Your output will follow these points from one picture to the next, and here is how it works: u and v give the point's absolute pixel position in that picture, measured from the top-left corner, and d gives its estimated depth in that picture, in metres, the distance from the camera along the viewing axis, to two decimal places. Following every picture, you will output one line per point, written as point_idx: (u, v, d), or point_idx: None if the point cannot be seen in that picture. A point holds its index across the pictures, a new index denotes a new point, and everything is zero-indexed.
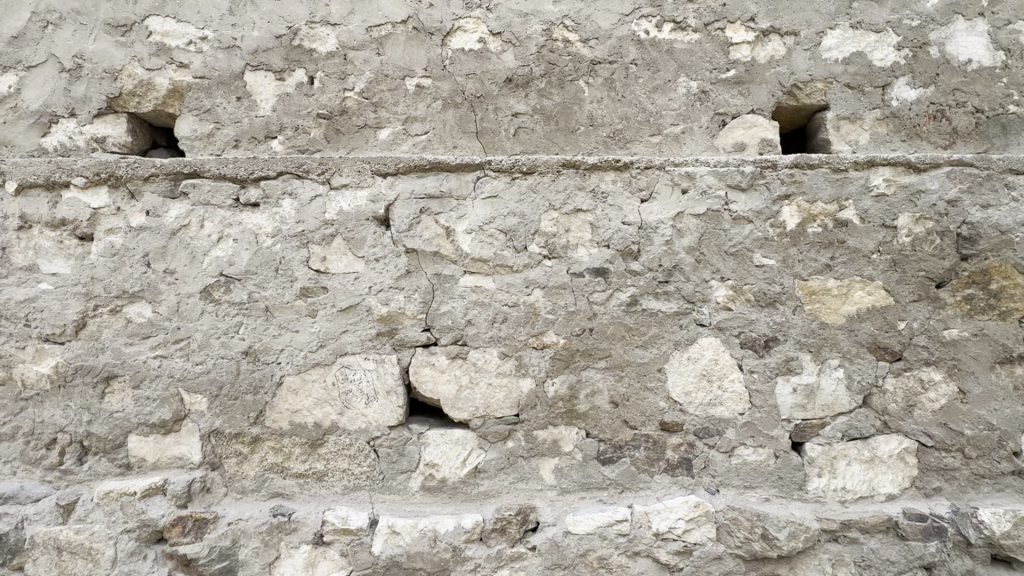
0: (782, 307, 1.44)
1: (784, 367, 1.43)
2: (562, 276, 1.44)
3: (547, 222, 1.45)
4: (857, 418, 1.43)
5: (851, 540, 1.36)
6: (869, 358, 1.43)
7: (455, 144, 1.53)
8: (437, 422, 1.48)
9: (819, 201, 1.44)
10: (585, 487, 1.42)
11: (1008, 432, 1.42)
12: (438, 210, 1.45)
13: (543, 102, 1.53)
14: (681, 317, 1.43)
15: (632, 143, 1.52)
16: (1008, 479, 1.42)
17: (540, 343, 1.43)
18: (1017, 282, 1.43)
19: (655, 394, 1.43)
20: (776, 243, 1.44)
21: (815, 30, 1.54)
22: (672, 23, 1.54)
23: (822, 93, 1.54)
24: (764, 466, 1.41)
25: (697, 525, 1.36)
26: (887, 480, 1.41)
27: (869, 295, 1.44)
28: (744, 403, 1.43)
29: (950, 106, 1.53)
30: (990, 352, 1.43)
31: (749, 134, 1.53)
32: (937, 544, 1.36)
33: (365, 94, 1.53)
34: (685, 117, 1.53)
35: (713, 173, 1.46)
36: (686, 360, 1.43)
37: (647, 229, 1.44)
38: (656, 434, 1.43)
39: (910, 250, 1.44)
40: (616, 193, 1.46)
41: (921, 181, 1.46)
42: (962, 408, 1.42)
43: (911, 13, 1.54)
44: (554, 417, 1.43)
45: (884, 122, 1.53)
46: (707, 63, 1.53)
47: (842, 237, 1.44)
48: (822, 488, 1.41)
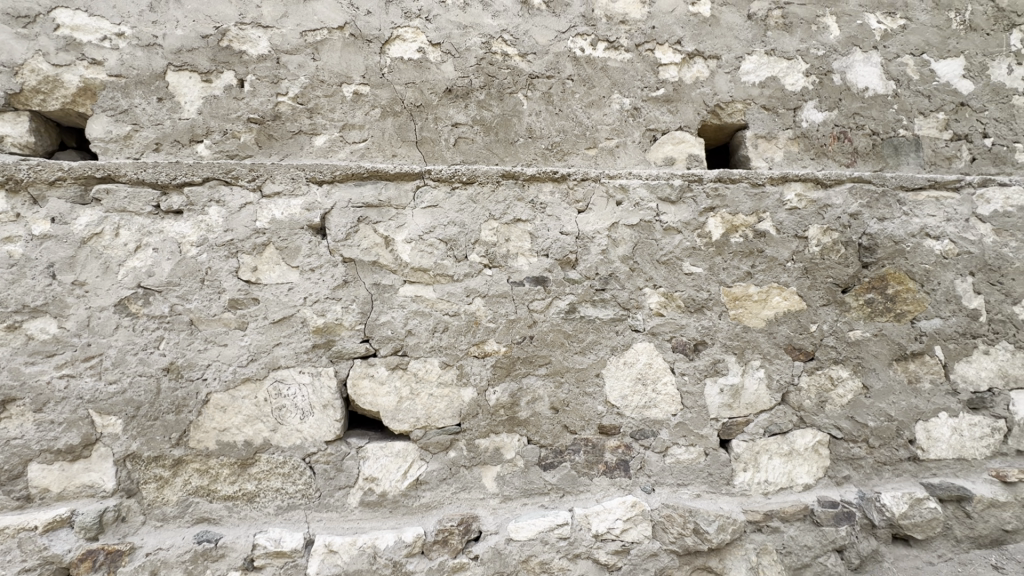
0: (709, 312, 1.53)
1: (712, 369, 1.52)
2: (503, 285, 1.46)
3: (486, 231, 1.46)
4: (776, 415, 1.54)
5: (773, 529, 1.46)
6: (786, 358, 1.55)
7: (394, 153, 1.51)
8: (377, 435, 1.45)
9: (740, 213, 1.55)
10: (526, 493, 1.44)
11: (904, 422, 1.57)
12: (377, 219, 1.43)
13: (482, 113, 1.55)
14: (617, 323, 1.49)
15: (570, 155, 1.57)
16: (905, 464, 1.57)
17: (481, 351, 1.44)
18: (909, 287, 1.60)
19: (593, 399, 1.47)
20: (703, 251, 1.53)
21: (735, 55, 1.66)
22: (605, 42, 1.61)
23: (742, 113, 1.66)
24: (695, 463, 1.49)
25: (634, 524, 1.41)
26: (804, 471, 1.53)
27: (785, 300, 1.56)
28: (676, 404, 1.50)
29: (851, 128, 1.69)
30: (888, 350, 1.59)
31: (677, 149, 1.62)
32: (847, 527, 1.48)
33: (299, 99, 1.48)
34: (619, 132, 1.60)
35: (645, 186, 1.53)
36: (622, 365, 1.49)
37: (584, 238, 1.49)
38: (595, 438, 1.47)
39: (819, 259, 1.58)
40: (553, 203, 1.50)
41: (828, 196, 1.60)
42: (865, 402, 1.57)
43: (817, 44, 1.70)
44: (496, 425, 1.44)
45: (796, 141, 1.67)
46: (639, 81, 1.62)
47: (761, 246, 1.55)
48: (747, 481, 1.50)
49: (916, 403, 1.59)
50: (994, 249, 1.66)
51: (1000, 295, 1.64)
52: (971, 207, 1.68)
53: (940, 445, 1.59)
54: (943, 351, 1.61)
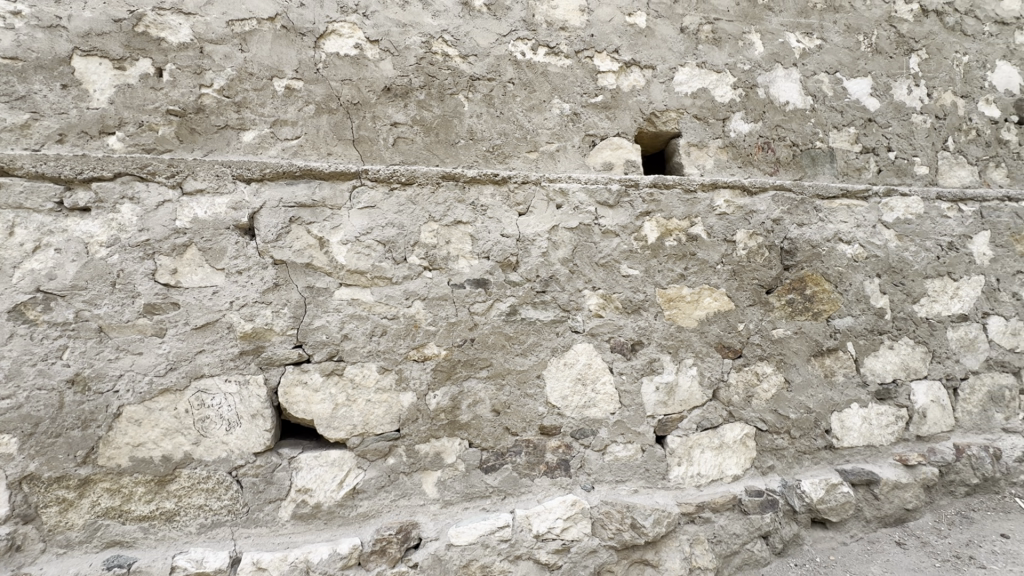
0: (645, 313, 1.58)
1: (648, 368, 1.57)
2: (443, 287, 1.44)
3: (426, 233, 1.44)
4: (708, 410, 1.61)
5: (705, 520, 1.52)
6: (716, 356, 1.63)
7: (330, 151, 1.46)
8: (312, 444, 1.39)
9: (673, 217, 1.62)
10: (467, 498, 1.42)
11: (821, 413, 1.69)
12: (311, 219, 1.38)
13: (422, 113, 1.53)
14: (557, 325, 1.51)
15: (511, 158, 1.58)
16: (822, 453, 1.69)
17: (421, 355, 1.42)
18: (824, 288, 1.73)
19: (534, 400, 1.48)
20: (639, 254, 1.58)
21: (669, 66, 1.73)
22: (546, 47, 1.63)
23: (675, 122, 1.73)
24: (632, 460, 1.53)
25: (573, 523, 1.43)
26: (733, 463, 1.61)
27: (715, 301, 1.63)
28: (614, 403, 1.54)
29: (774, 139, 1.80)
30: (807, 347, 1.70)
31: (615, 155, 1.67)
32: (771, 514, 1.57)
33: (226, 92, 1.40)
34: (559, 136, 1.62)
35: (584, 190, 1.56)
36: (563, 366, 1.51)
37: (525, 241, 1.50)
38: (535, 439, 1.48)
39: (746, 261, 1.67)
40: (494, 206, 1.50)
41: (753, 202, 1.70)
42: (787, 396, 1.67)
43: (744, 59, 1.80)
44: (436, 429, 1.42)
45: (725, 150, 1.76)
46: (578, 87, 1.65)
47: (693, 249, 1.62)
48: (681, 475, 1.56)
49: (832, 395, 1.71)
50: (897, 253, 1.82)
51: (901, 295, 1.81)
52: (878, 214, 1.83)
53: (852, 434, 1.72)
54: (854, 346, 1.74)
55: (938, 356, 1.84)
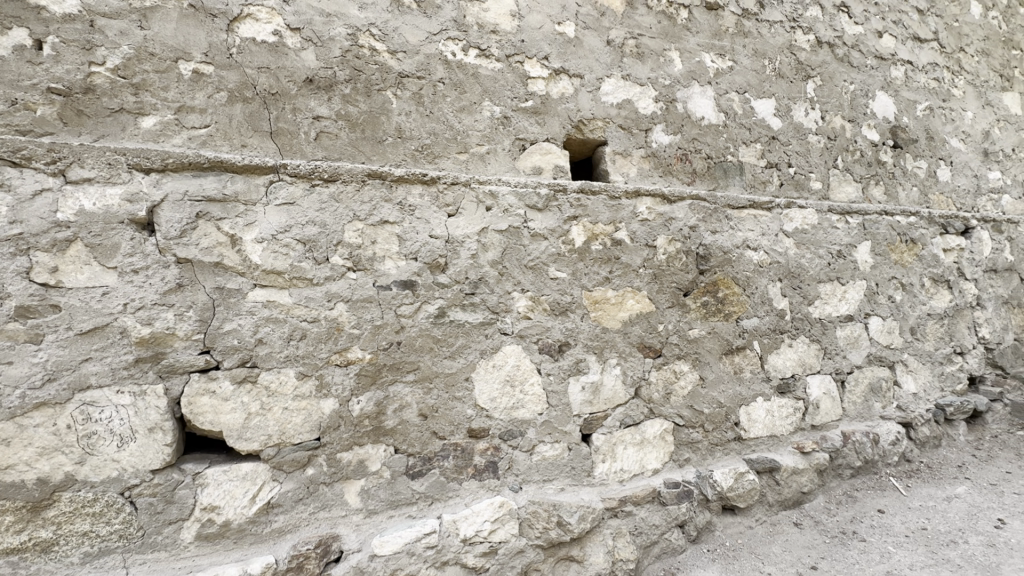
0: (572, 314, 1.62)
1: (574, 368, 1.61)
2: (368, 289, 1.40)
3: (350, 232, 1.39)
4: (630, 408, 1.68)
5: (627, 513, 1.58)
6: (638, 356, 1.70)
7: (244, 143, 1.37)
8: (220, 458, 1.29)
9: (599, 222, 1.67)
10: (393, 505, 1.38)
11: (731, 407, 1.83)
12: (220, 215, 1.28)
13: (346, 108, 1.47)
14: (486, 327, 1.51)
15: (440, 158, 1.56)
16: (732, 444, 1.82)
17: (343, 359, 1.36)
18: (734, 291, 1.86)
19: (463, 403, 1.47)
20: (566, 257, 1.62)
21: (596, 76, 1.79)
22: (477, 49, 1.62)
23: (602, 130, 1.79)
24: (559, 459, 1.56)
25: (501, 524, 1.43)
26: (653, 458, 1.69)
27: (637, 303, 1.71)
28: (542, 404, 1.56)
29: (691, 151, 1.92)
30: (719, 345, 1.83)
31: (545, 160, 1.70)
32: (687, 504, 1.67)
33: (121, 72, 1.27)
34: (490, 139, 1.63)
35: (514, 193, 1.58)
36: (491, 368, 1.51)
37: (454, 243, 1.49)
38: (463, 442, 1.47)
39: (665, 266, 1.76)
40: (423, 207, 1.48)
41: (672, 210, 1.80)
42: (702, 392, 1.78)
43: (664, 74, 1.90)
44: (359, 436, 1.36)
45: (647, 159, 1.84)
46: (509, 91, 1.66)
47: (617, 254, 1.69)
48: (605, 471, 1.62)
49: (740, 391, 1.85)
50: (796, 259, 2.00)
51: (799, 298, 1.99)
52: (780, 224, 2.00)
53: (758, 425, 1.87)
54: (759, 345, 1.90)
55: (829, 352, 2.04)
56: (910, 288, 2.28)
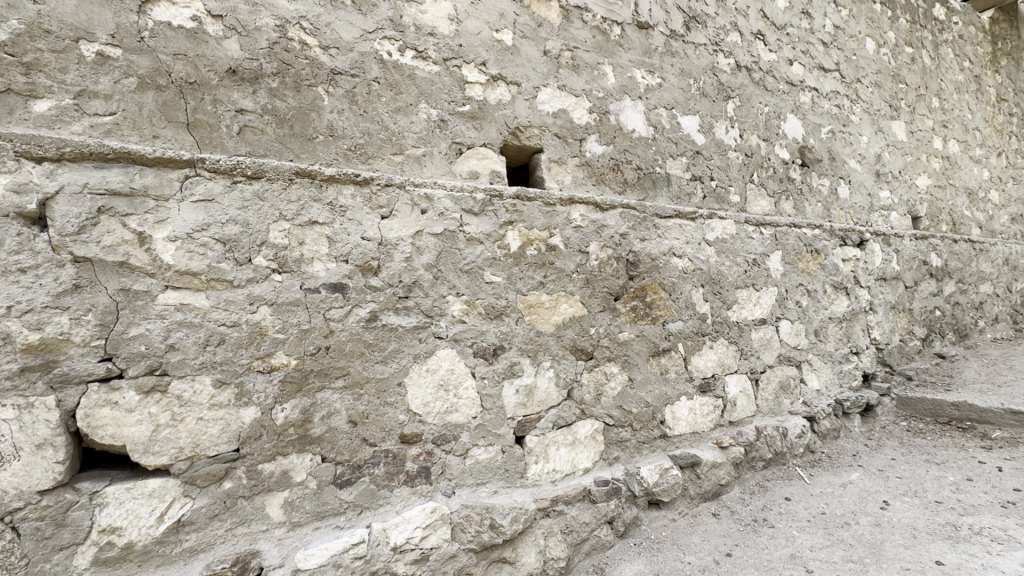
0: (507, 318, 1.64)
1: (509, 371, 1.63)
2: (295, 291, 1.34)
3: (275, 233, 1.33)
4: (563, 409, 1.72)
5: (559, 512, 1.62)
6: (571, 359, 1.75)
7: (156, 133, 1.27)
8: (123, 474, 1.19)
9: (534, 228, 1.71)
10: (319, 516, 1.33)
11: (657, 406, 1.92)
12: (127, 211, 1.18)
13: (273, 102, 1.41)
14: (420, 331, 1.50)
15: (374, 159, 1.53)
16: (658, 442, 1.91)
17: (266, 365, 1.30)
18: (661, 296, 1.97)
19: (395, 409, 1.45)
20: (502, 262, 1.64)
21: (532, 84, 1.83)
22: (413, 51, 1.61)
23: (538, 138, 1.83)
24: (492, 462, 1.57)
25: (433, 530, 1.41)
26: (584, 457, 1.74)
27: (570, 307, 1.76)
28: (476, 407, 1.57)
29: (623, 162, 2.01)
30: (647, 348, 1.92)
31: (482, 164, 1.71)
32: (615, 501, 1.74)
33: (9, 48, 1.14)
34: (426, 141, 1.62)
35: (450, 197, 1.57)
36: (425, 372, 1.50)
37: (387, 245, 1.46)
38: (395, 448, 1.44)
39: (597, 271, 1.83)
40: (355, 208, 1.44)
41: (604, 217, 1.87)
42: (630, 392, 1.86)
43: (598, 87, 1.98)
44: (283, 445, 1.30)
45: (582, 168, 1.91)
46: (446, 95, 1.66)
47: (551, 259, 1.73)
48: (538, 472, 1.65)
49: (666, 390, 1.95)
50: (716, 267, 2.15)
51: (719, 302, 2.13)
52: (703, 233, 2.14)
53: (681, 423, 1.98)
54: (683, 347, 2.01)
55: (745, 353, 2.20)
56: (814, 294, 2.50)
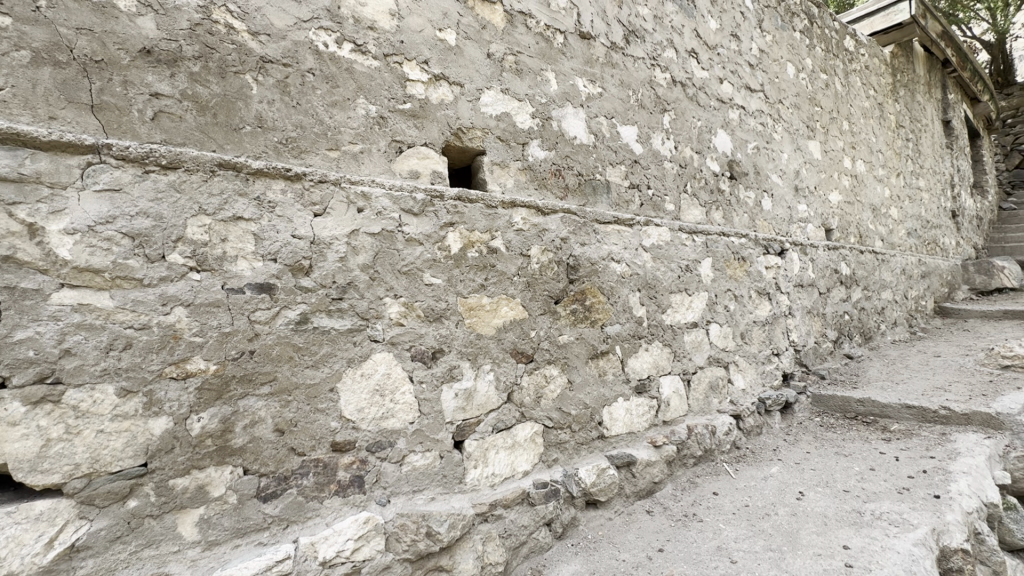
0: (447, 321, 1.61)
1: (448, 375, 1.60)
2: (215, 292, 1.25)
3: (194, 228, 1.24)
4: (502, 413, 1.71)
5: (497, 516, 1.61)
6: (512, 361, 1.75)
7: (54, 114, 1.14)
8: (5, 497, 1.05)
9: (476, 230, 1.69)
10: (240, 533, 1.24)
11: (595, 408, 1.96)
12: (14, 198, 1.05)
13: (194, 88, 1.31)
14: (355, 334, 1.44)
15: (307, 153, 1.46)
16: (596, 442, 1.95)
17: (181, 371, 1.19)
18: (599, 299, 2.01)
19: (326, 415, 1.38)
20: (442, 263, 1.61)
21: (476, 86, 1.82)
22: (352, 44, 1.55)
23: (480, 140, 1.82)
24: (430, 468, 1.54)
25: (366, 541, 1.35)
26: (523, 460, 1.74)
27: (511, 310, 1.76)
28: (414, 413, 1.53)
29: (564, 167, 2.04)
30: (586, 350, 1.96)
31: (423, 164, 1.68)
32: (554, 502, 1.75)
33: None
34: (364, 138, 1.56)
35: (388, 196, 1.53)
36: (360, 377, 1.44)
37: (320, 244, 1.40)
38: (326, 457, 1.38)
39: (537, 275, 1.84)
40: (285, 204, 1.37)
41: (545, 221, 1.89)
42: (569, 394, 1.89)
43: (541, 92, 2.00)
44: (199, 458, 1.20)
45: (524, 172, 1.92)
46: (386, 91, 1.61)
47: (492, 261, 1.73)
48: (477, 477, 1.63)
49: (604, 392, 2.00)
50: (652, 272, 2.23)
51: (654, 306, 2.22)
52: (640, 239, 2.21)
53: (618, 423, 2.03)
54: (621, 349, 2.07)
55: (678, 355, 2.30)
56: (741, 299, 2.66)
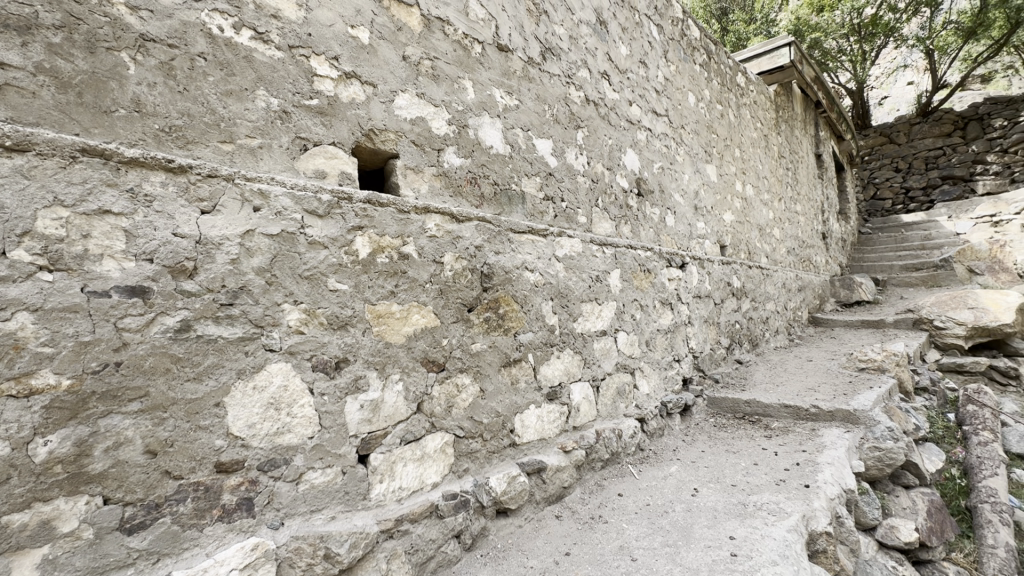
0: (353, 329, 1.54)
1: (353, 386, 1.53)
2: (73, 295, 1.09)
3: (47, 220, 1.07)
4: (411, 423, 1.66)
5: (403, 532, 1.55)
6: (422, 370, 1.71)
7: None
8: None
9: (386, 235, 1.64)
10: (96, 573, 1.08)
11: (507, 415, 1.97)
12: None
13: (53, 61, 1.14)
14: (247, 343, 1.32)
15: (195, 144, 1.33)
16: (507, 450, 1.96)
17: (23, 388, 1.02)
18: (513, 307, 2.03)
19: (210, 433, 1.25)
20: (349, 268, 1.54)
21: (389, 88, 1.77)
22: (251, 31, 1.45)
23: (394, 143, 1.77)
24: (330, 485, 1.45)
25: (253, 570, 1.24)
26: (433, 471, 1.70)
27: (423, 318, 1.72)
28: (314, 427, 1.43)
29: (480, 176, 2.05)
30: (498, 358, 1.96)
31: (330, 164, 1.60)
32: (463, 513, 1.72)
33: None
34: (263, 132, 1.46)
35: (290, 195, 1.44)
36: (251, 390, 1.33)
37: (207, 244, 1.28)
38: (208, 479, 1.24)
39: (451, 282, 1.82)
40: (165, 198, 1.23)
41: (460, 229, 1.87)
42: (481, 403, 1.88)
43: (458, 100, 2.00)
44: (45, 488, 1.03)
45: (439, 178, 1.89)
46: (290, 84, 1.52)
47: (404, 268, 1.68)
48: (382, 492, 1.56)
49: (516, 400, 2.01)
50: (564, 281, 2.30)
51: (566, 315, 2.29)
52: (553, 249, 2.27)
53: (529, 430, 2.05)
54: (533, 357, 2.10)
55: (588, 362, 2.39)
56: (646, 308, 2.83)
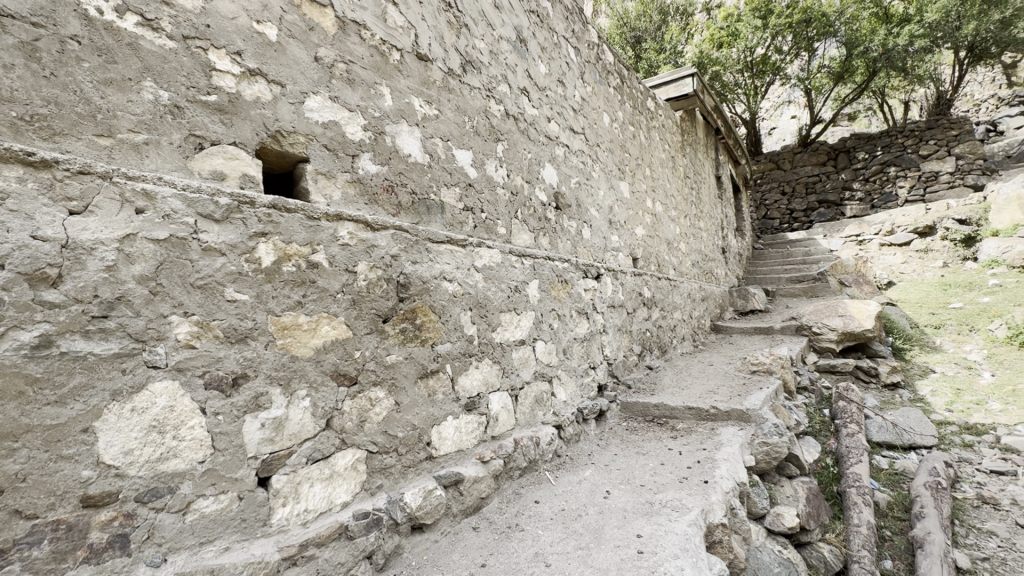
0: (253, 342, 1.44)
1: (253, 404, 1.42)
2: None
3: None
4: (319, 441, 1.58)
5: (308, 558, 1.45)
6: (331, 385, 1.63)
7: None
8: None
9: (293, 242, 1.55)
10: None
11: (424, 428, 1.93)
12: None
13: None
14: (125, 360, 1.19)
15: (63, 137, 1.18)
16: (423, 464, 1.92)
17: None
18: (430, 318, 2.01)
19: (75, 463, 1.10)
20: (250, 278, 1.44)
21: (299, 89, 1.69)
22: (138, 16, 1.32)
23: (304, 147, 1.69)
24: (224, 513, 1.33)
25: None
26: (342, 490, 1.62)
27: (333, 330, 1.65)
28: (205, 450, 1.31)
29: (397, 184, 2.01)
30: (415, 370, 1.93)
31: (229, 165, 1.49)
32: (375, 533, 1.66)
33: None
34: (150, 127, 1.33)
35: (180, 197, 1.32)
36: (129, 412, 1.19)
37: (77, 249, 1.14)
38: (72, 517, 1.09)
39: (364, 292, 1.76)
40: (23, 195, 1.08)
41: (375, 237, 1.82)
42: (396, 416, 1.83)
43: (374, 105, 1.95)
44: None
45: (353, 185, 1.83)
46: (183, 78, 1.40)
47: (312, 277, 1.60)
48: (285, 516, 1.46)
49: (433, 412, 1.98)
50: (483, 291, 2.32)
51: (484, 325, 2.30)
52: (472, 260, 2.28)
53: (447, 442, 2.03)
54: (451, 367, 2.09)
55: (506, 371, 2.41)
56: (563, 317, 2.92)
